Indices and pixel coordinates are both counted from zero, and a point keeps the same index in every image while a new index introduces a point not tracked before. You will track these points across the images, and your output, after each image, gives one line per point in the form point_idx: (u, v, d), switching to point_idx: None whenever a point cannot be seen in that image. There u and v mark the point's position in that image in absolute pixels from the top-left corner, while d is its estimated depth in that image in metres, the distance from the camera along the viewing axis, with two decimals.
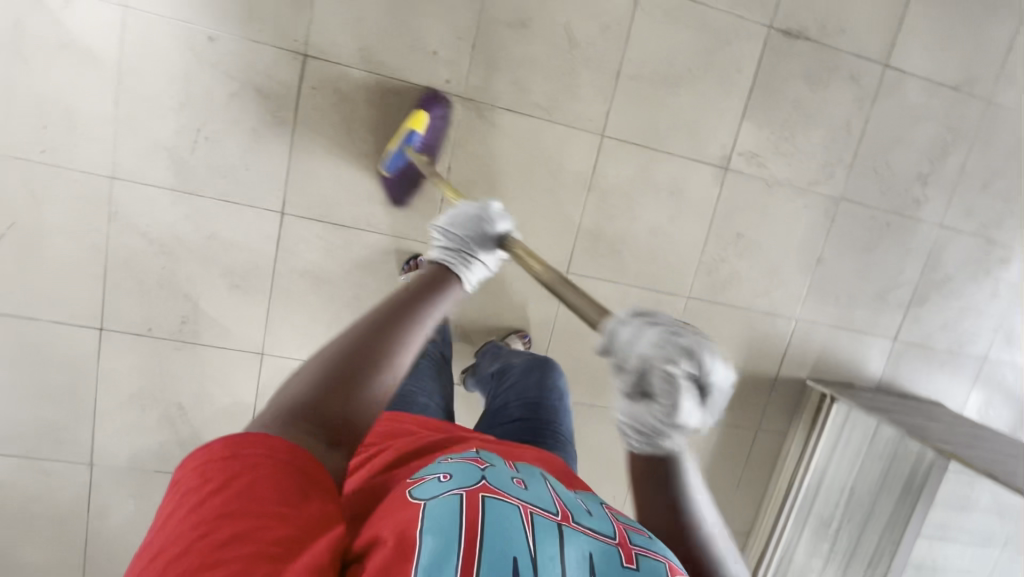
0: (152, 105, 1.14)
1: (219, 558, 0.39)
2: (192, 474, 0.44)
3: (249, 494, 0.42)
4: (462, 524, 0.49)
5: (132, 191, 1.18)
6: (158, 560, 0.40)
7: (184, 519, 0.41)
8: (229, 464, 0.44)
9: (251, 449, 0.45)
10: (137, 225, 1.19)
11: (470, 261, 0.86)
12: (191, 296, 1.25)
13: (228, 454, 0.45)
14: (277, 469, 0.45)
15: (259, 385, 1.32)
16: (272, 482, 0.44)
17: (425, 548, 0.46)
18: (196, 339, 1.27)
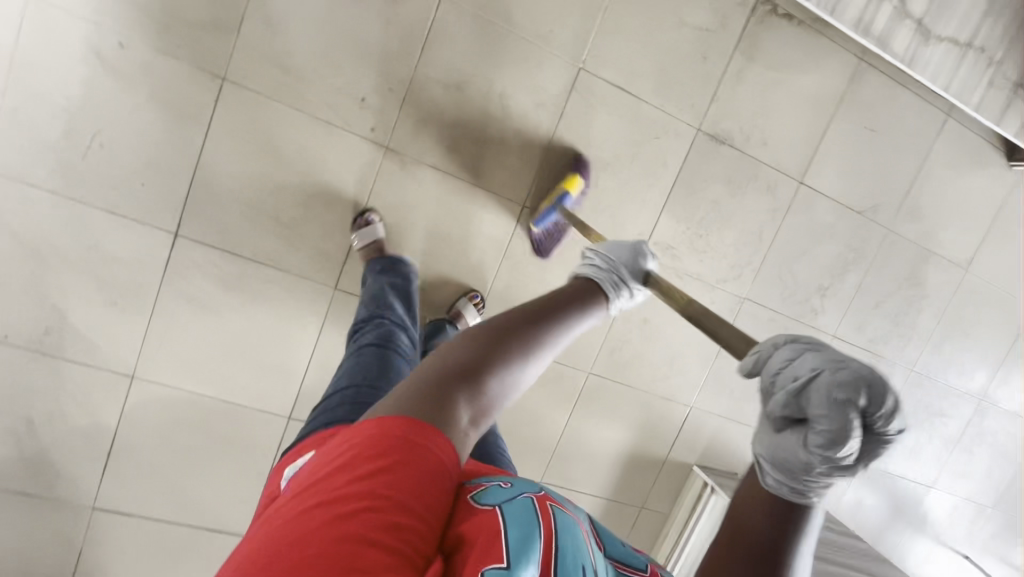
0: (43, 102, 1.06)
1: (378, 535, 0.43)
2: (361, 450, 0.49)
3: (405, 484, 0.46)
4: (541, 524, 0.49)
5: (7, 187, 1.09)
6: (321, 518, 0.43)
7: (343, 494, 0.45)
8: (390, 444, 0.48)
9: (418, 432, 0.50)
10: (7, 225, 1.10)
11: (623, 287, 0.76)
12: (60, 307, 1.16)
13: (400, 437, 0.49)
14: (431, 468, 0.49)
15: (125, 409, 1.24)
16: (429, 476, 0.48)
17: (513, 537, 0.46)
18: (60, 352, 1.18)
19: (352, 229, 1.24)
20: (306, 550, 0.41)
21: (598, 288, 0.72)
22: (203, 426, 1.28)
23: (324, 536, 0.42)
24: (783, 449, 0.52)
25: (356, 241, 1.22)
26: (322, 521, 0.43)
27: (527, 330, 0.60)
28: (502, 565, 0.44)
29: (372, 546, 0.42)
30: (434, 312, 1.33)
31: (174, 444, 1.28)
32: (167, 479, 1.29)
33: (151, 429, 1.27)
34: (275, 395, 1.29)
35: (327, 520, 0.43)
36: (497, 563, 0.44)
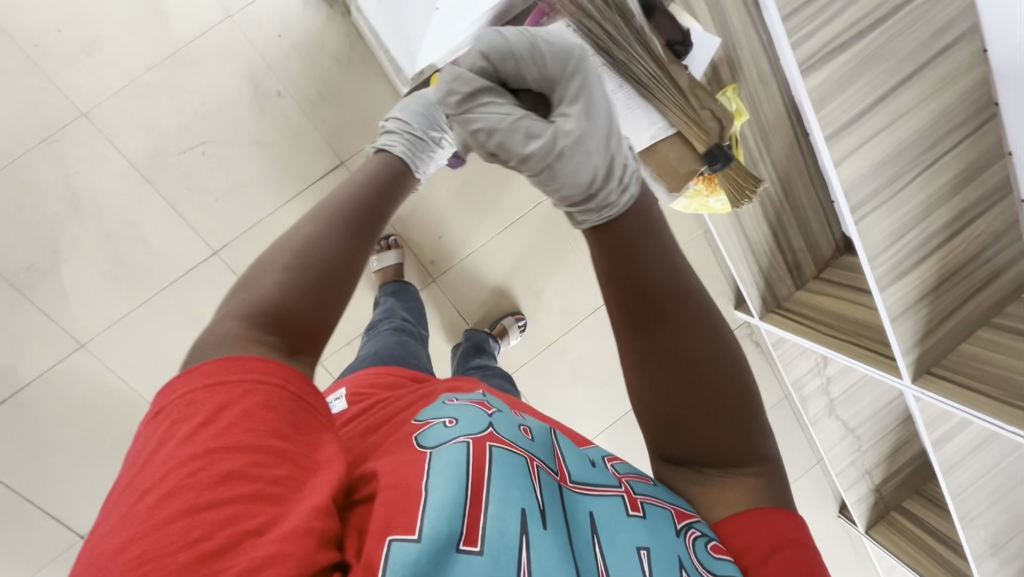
0: (178, 94, 1.12)
1: (215, 495, 0.38)
2: (175, 404, 0.42)
3: (243, 426, 0.41)
4: (470, 476, 0.47)
5: (92, 138, 1.10)
6: (148, 497, 0.38)
7: (175, 456, 0.39)
8: (203, 399, 0.42)
9: (242, 373, 0.44)
10: (66, 166, 1.10)
11: (419, 144, 0.89)
12: (59, 256, 1.13)
13: (212, 383, 0.43)
14: (281, 405, 0.44)
15: (52, 372, 1.18)
16: (271, 413, 0.43)
17: (433, 494, 0.45)
18: (29, 293, 1.13)
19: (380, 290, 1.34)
20: (137, 543, 0.36)
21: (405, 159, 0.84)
22: (117, 421, 1.22)
23: (151, 521, 0.37)
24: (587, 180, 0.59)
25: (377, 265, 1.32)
26: (145, 506, 0.37)
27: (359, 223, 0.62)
28: (415, 537, 0.43)
29: (215, 509, 0.38)
30: None
31: (79, 422, 1.21)
32: (46, 454, 1.21)
33: (62, 400, 1.20)
34: None
35: (150, 512, 0.37)
36: (411, 533, 0.43)
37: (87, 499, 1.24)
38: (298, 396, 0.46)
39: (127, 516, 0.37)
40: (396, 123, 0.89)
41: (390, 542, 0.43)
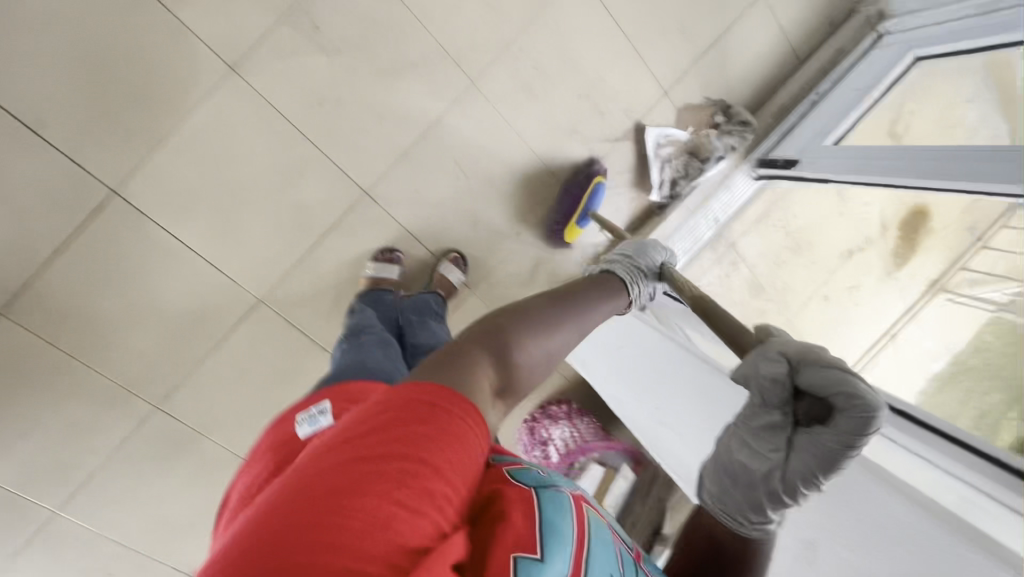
0: (502, 157, 1.30)
1: (385, 513, 0.39)
2: (381, 410, 0.45)
3: (435, 463, 0.42)
4: (573, 518, 0.52)
5: (453, 88, 1.22)
6: (320, 482, 0.40)
7: (313, 485, 0.39)
8: (419, 402, 0.45)
9: (443, 398, 0.46)
10: (425, 67, 1.19)
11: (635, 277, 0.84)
12: (333, 55, 1.13)
13: (427, 403, 0.45)
14: (405, 405, 0.45)
15: (188, 34, 1.05)
16: (400, 421, 0.43)
17: (546, 517, 0.49)
18: (283, 21, 1.09)
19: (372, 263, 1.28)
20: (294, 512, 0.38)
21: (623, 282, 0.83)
22: (145, 108, 1.07)
23: (321, 500, 0.38)
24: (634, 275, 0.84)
25: (371, 270, 1.26)
26: (327, 486, 0.39)
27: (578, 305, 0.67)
28: (534, 558, 0.45)
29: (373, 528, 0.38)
30: (197, 376, 1.25)
31: (130, 65, 1.04)
32: (72, 26, 0.99)
33: (157, 45, 1.04)
34: (153, 191, 1.11)
35: (332, 488, 0.39)
36: (531, 553, 0.45)
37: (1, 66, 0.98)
38: (474, 432, 0.47)
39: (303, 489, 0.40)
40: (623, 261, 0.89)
41: (518, 558, 0.44)
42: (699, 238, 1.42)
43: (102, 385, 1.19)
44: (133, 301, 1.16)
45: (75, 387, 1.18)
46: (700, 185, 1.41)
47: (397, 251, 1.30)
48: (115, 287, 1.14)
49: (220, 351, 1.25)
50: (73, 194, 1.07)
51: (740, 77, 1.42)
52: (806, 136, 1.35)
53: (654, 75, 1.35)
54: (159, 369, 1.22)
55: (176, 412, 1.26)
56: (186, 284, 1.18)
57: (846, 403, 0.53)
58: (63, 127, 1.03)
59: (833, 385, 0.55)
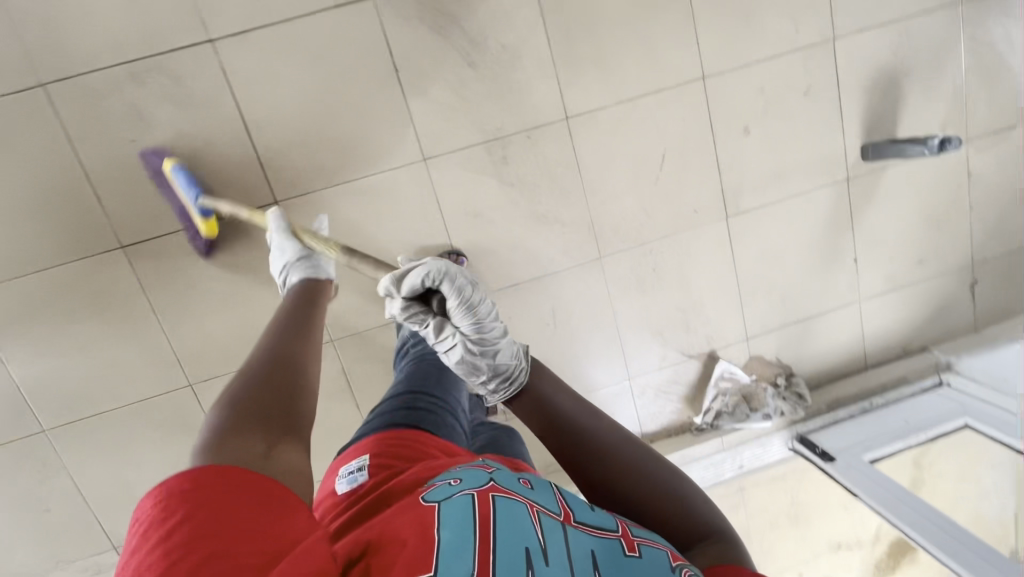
0: (590, 323, 1.41)
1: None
2: (157, 507, 0.42)
3: (224, 520, 0.41)
4: (473, 523, 0.48)
5: (583, 252, 1.36)
6: None
7: None
8: (190, 482, 0.43)
9: (214, 473, 0.45)
10: (571, 226, 1.33)
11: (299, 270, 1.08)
12: (506, 184, 1.28)
13: (196, 484, 0.43)
14: (183, 490, 0.43)
15: (406, 117, 1.21)
16: (192, 497, 0.42)
17: (444, 537, 0.46)
18: (484, 142, 1.25)
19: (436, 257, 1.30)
20: None
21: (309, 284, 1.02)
22: (339, 151, 1.21)
23: None
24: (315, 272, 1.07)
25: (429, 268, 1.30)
26: None
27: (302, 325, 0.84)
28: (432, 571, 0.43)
29: None
30: (239, 375, 1.29)
31: (350, 117, 1.20)
32: (327, 71, 1.17)
33: (379, 113, 1.20)
34: (305, 213, 1.23)
35: None
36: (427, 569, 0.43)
37: (258, 73, 1.15)
38: (263, 487, 0.46)
39: None
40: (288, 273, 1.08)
41: None
42: (719, 474, 1.51)
43: (159, 342, 1.25)
44: (230, 287, 1.25)
45: (138, 332, 1.24)
46: (741, 429, 1.49)
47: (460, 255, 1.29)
48: (224, 269, 1.23)
49: None
50: (244, 186, 1.20)
51: (814, 354, 1.55)
52: (848, 438, 1.45)
53: (744, 319, 1.48)
54: (212, 353, 1.27)
55: (202, 396, 1.29)
56: (280, 296, 1.27)
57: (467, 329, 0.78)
58: (270, 136, 1.18)
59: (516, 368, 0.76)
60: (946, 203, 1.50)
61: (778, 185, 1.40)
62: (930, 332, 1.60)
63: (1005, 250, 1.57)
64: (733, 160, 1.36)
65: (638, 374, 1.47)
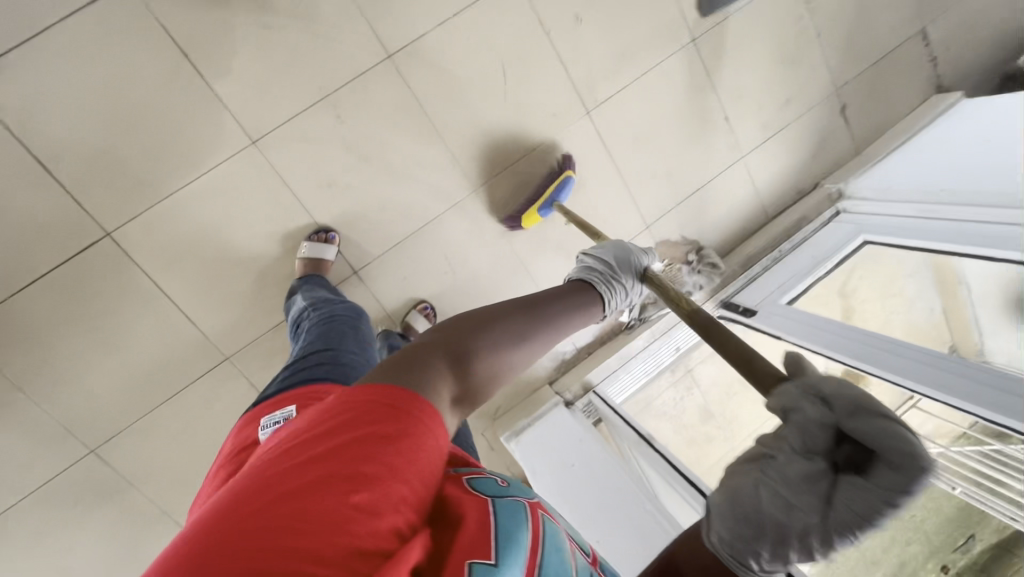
0: (489, 260, 1.39)
1: (341, 499, 0.40)
2: (341, 408, 0.47)
3: (391, 457, 0.44)
4: (528, 528, 0.51)
5: (457, 191, 1.31)
6: (281, 483, 0.41)
7: (273, 484, 0.41)
8: (369, 403, 0.47)
9: (392, 396, 0.48)
10: (434, 169, 1.28)
11: (613, 279, 0.84)
12: (353, 146, 1.21)
13: (386, 404, 0.47)
14: (365, 406, 0.47)
15: (217, 105, 1.12)
16: (367, 415, 0.46)
17: (500, 530, 0.48)
18: (312, 108, 1.17)
19: (306, 239, 1.21)
20: (264, 505, 0.39)
21: (592, 287, 0.80)
22: (156, 162, 1.11)
23: (284, 492, 0.40)
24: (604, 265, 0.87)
25: (303, 249, 1.20)
26: (293, 484, 0.41)
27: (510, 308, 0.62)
28: (488, 564, 0.45)
29: (340, 516, 0.40)
30: (142, 423, 1.21)
31: (154, 120, 1.09)
32: (110, 77, 1.05)
33: (186, 107, 1.10)
34: (145, 237, 1.13)
35: (288, 485, 0.41)
36: (484, 559, 0.45)
37: (31, 101, 1.02)
38: (428, 428, 0.48)
39: (268, 484, 0.41)
40: (590, 261, 0.89)
41: (472, 565, 0.44)
42: (660, 361, 1.52)
43: (40, 417, 1.15)
44: (96, 339, 1.15)
45: (11, 416, 1.13)
46: (668, 314, 1.49)
47: (330, 232, 1.23)
48: (80, 322, 1.14)
49: (172, 401, 1.23)
50: (66, 228, 1.09)
51: (715, 223, 1.56)
52: (766, 289, 1.46)
53: (639, 208, 1.48)
54: (105, 411, 1.19)
55: (110, 458, 1.21)
56: (154, 331, 1.18)
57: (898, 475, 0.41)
58: (75, 166, 1.07)
59: (888, 439, 0.42)
60: (795, 37, 1.50)
61: (629, 66, 1.37)
62: (817, 167, 1.64)
63: (863, 67, 1.59)
64: (576, 54, 1.32)
65: None
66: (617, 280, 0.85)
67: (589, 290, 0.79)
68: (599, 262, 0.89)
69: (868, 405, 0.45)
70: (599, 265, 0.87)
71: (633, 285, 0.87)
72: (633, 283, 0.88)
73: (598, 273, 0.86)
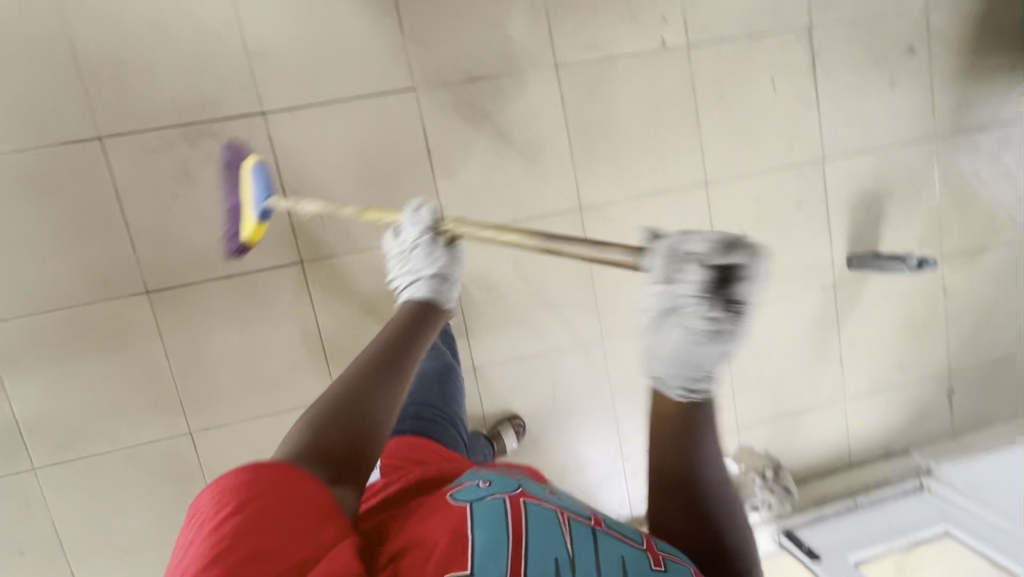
0: (589, 402, 1.46)
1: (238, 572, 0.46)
2: (213, 498, 0.52)
3: (272, 519, 0.50)
4: (509, 527, 0.57)
5: (588, 332, 1.43)
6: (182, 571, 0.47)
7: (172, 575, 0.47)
8: (247, 479, 0.52)
9: (270, 472, 0.53)
10: (576, 307, 1.41)
11: (432, 280, 0.92)
12: (522, 264, 1.37)
13: (248, 480, 0.52)
14: (241, 483, 0.52)
15: (434, 196, 1.31)
16: (237, 492, 0.51)
17: (478, 540, 0.56)
18: (503, 224, 1.35)
19: None
20: None
21: (428, 304, 0.89)
22: (366, 220, 1.29)
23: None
24: (425, 287, 0.92)
25: None
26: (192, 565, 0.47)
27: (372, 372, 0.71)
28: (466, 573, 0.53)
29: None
30: (242, 426, 1.30)
31: (382, 189, 1.28)
32: (367, 146, 1.27)
33: (410, 188, 1.29)
34: (327, 273, 1.29)
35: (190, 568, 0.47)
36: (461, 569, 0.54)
37: (303, 144, 1.24)
38: (307, 494, 0.53)
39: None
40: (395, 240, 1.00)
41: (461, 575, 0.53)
42: None
43: (169, 387, 1.26)
44: (246, 339, 1.28)
45: (148, 375, 1.26)
46: None
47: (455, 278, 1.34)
48: (242, 321, 1.28)
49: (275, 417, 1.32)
50: (273, 244, 1.26)
51: (801, 449, 1.59)
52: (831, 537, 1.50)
53: (736, 408, 1.54)
54: (220, 402, 1.29)
55: (201, 444, 1.29)
56: (293, 351, 1.30)
57: (743, 265, 0.52)
58: (306, 201, 1.26)
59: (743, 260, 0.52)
60: (926, 312, 1.60)
61: (772, 284, 1.50)
62: (913, 435, 1.66)
63: (981, 361, 1.66)
64: None
65: (632, 455, 1.50)
66: (450, 279, 0.94)
67: (428, 310, 0.89)
68: (422, 274, 0.93)
69: (748, 260, 0.52)
70: (427, 276, 0.93)
71: (452, 290, 0.94)
72: (455, 247, 0.97)
73: (424, 255, 0.95)
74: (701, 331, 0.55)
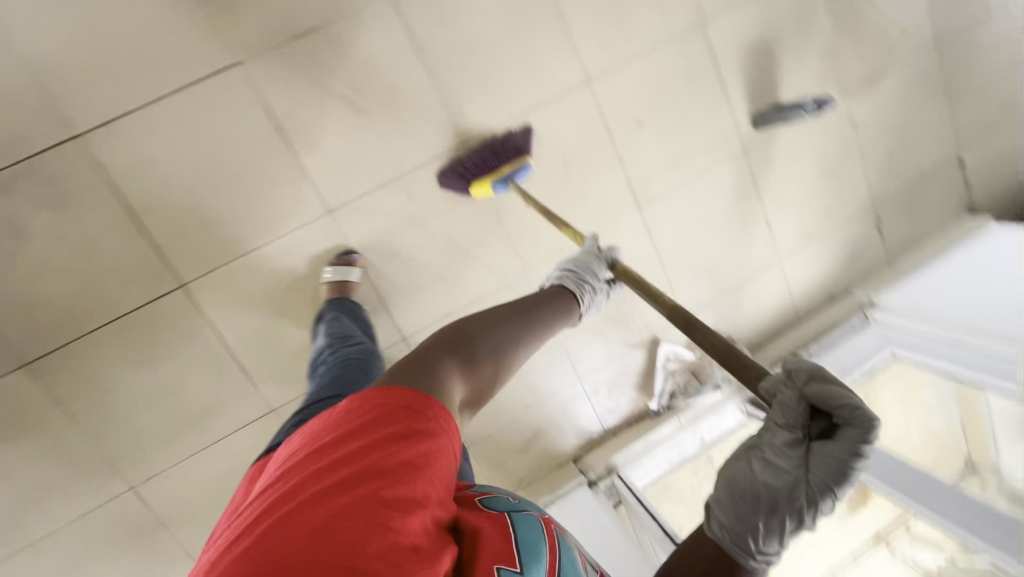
0: None
1: (361, 505, 0.48)
2: (344, 428, 0.55)
3: (388, 460, 0.52)
4: (544, 535, 0.57)
5: (510, 271, 1.37)
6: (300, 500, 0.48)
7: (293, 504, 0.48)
8: (373, 415, 0.57)
9: (391, 403, 0.58)
10: (490, 247, 1.35)
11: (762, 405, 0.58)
12: (419, 221, 1.28)
13: (376, 415, 0.57)
14: (376, 414, 0.57)
15: (301, 177, 1.19)
16: (372, 423, 0.56)
17: (520, 538, 0.55)
18: (385, 184, 1.25)
19: (331, 263, 1.23)
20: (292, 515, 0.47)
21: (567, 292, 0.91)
22: (237, 223, 1.18)
23: (307, 506, 0.47)
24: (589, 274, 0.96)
25: (327, 274, 1.22)
26: (310, 492, 0.49)
27: (467, 341, 0.73)
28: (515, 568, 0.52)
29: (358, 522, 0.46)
30: (184, 465, 1.25)
31: (241, 185, 1.16)
32: (208, 144, 1.13)
33: (271, 175, 1.17)
34: (216, 290, 1.19)
35: (313, 496, 0.48)
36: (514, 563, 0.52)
37: (135, 160, 1.10)
38: (430, 428, 0.57)
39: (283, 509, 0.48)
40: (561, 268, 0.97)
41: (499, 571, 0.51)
42: (684, 451, 1.54)
43: (91, 453, 1.19)
44: (153, 382, 1.20)
45: (64, 449, 1.17)
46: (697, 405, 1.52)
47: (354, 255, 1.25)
48: (142, 365, 1.19)
49: (215, 446, 1.26)
50: (145, 277, 1.15)
51: (748, 319, 1.62)
52: None
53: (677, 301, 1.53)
54: (152, 450, 1.23)
55: (148, 495, 1.24)
56: (209, 378, 1.23)
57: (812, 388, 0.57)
58: (163, 222, 1.14)
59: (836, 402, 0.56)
60: (838, 153, 1.58)
61: (682, 169, 1.45)
62: (850, 275, 1.69)
63: (899, 186, 1.67)
64: (634, 154, 1.40)
65: (588, 374, 1.50)
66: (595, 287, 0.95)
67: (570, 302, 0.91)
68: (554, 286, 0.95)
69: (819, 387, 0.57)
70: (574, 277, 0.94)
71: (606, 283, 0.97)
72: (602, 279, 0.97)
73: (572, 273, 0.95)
74: (780, 480, 0.56)
